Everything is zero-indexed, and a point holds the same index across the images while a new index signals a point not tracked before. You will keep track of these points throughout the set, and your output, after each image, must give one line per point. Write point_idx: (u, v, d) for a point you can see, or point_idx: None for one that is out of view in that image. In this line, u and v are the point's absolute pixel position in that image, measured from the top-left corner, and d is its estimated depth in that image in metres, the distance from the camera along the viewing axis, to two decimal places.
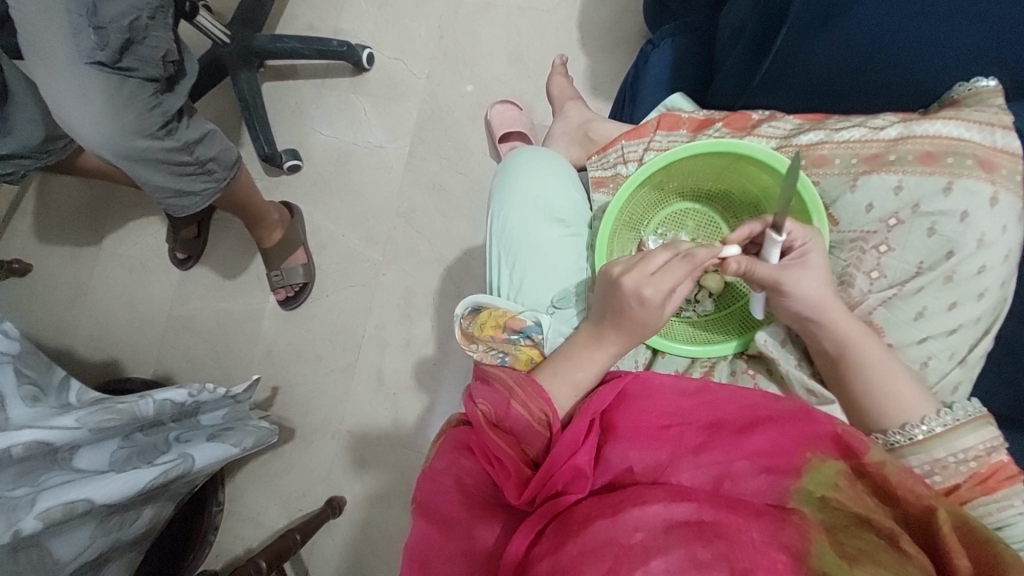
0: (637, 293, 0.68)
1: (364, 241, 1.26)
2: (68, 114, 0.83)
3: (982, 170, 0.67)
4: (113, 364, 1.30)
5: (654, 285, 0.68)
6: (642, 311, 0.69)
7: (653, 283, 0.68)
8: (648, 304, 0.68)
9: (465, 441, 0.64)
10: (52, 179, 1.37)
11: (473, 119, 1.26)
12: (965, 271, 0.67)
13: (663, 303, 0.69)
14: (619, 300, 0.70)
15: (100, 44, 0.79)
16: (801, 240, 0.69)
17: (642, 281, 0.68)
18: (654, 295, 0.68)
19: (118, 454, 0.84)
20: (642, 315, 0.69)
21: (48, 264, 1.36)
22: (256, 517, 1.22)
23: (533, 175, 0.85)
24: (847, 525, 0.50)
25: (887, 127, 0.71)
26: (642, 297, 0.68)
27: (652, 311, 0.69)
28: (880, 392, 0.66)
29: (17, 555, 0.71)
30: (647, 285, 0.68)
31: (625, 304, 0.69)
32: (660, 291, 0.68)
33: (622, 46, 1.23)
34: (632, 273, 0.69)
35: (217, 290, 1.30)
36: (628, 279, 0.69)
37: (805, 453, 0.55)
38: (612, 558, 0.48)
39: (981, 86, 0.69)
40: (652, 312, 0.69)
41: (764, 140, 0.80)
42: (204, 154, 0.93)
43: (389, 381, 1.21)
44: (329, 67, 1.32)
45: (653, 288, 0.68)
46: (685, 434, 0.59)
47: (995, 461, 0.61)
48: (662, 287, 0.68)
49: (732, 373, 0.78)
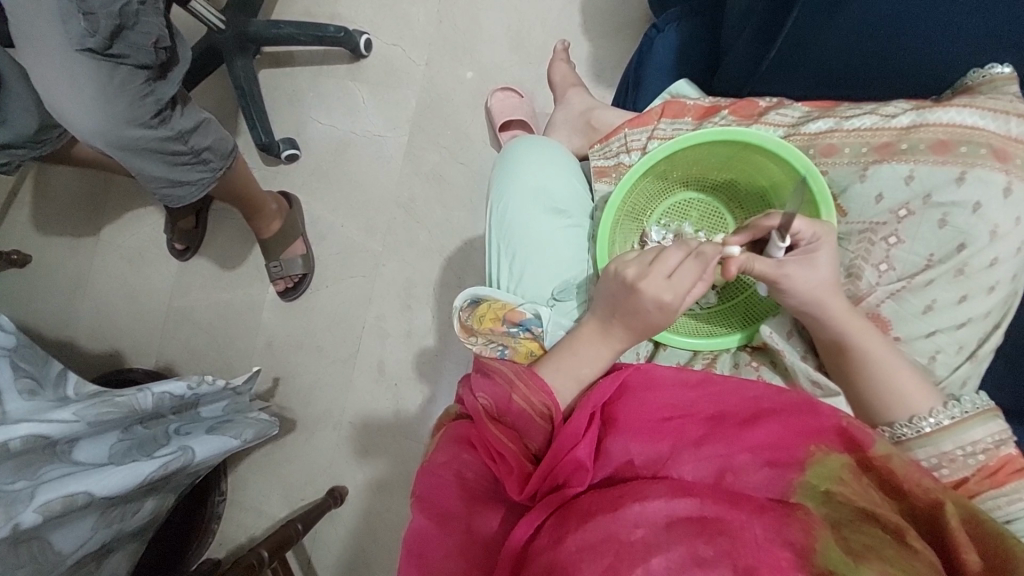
0: (656, 299, 0.67)
1: (363, 231, 1.25)
2: (60, 102, 0.82)
3: (995, 160, 0.65)
4: (115, 355, 1.30)
5: (672, 290, 0.67)
6: (658, 315, 0.68)
7: (673, 288, 0.67)
8: (666, 310, 0.67)
9: (465, 435, 0.63)
10: (49, 169, 1.36)
11: (473, 107, 1.24)
12: (977, 264, 0.65)
13: (678, 305, 0.68)
14: (635, 305, 0.68)
15: (90, 30, 0.77)
16: (809, 237, 0.67)
17: (662, 287, 0.67)
18: (672, 301, 0.67)
19: (118, 447, 0.84)
20: (657, 318, 0.68)
21: (47, 255, 1.35)
22: (258, 507, 1.22)
23: (533, 165, 0.83)
24: (851, 520, 0.49)
25: (899, 115, 0.69)
26: (661, 303, 0.67)
27: (668, 315, 0.68)
28: (887, 386, 0.65)
29: (18, 549, 0.70)
30: (666, 291, 0.67)
31: (641, 309, 0.68)
32: (677, 295, 0.67)
33: (625, 32, 1.20)
34: (650, 279, 0.67)
35: (217, 281, 1.29)
36: (647, 285, 0.67)
37: (808, 446, 0.54)
38: (611, 555, 0.47)
39: (995, 73, 0.67)
40: (667, 315, 0.68)
41: (771, 128, 0.78)
42: (199, 143, 0.92)
43: (390, 372, 1.20)
44: (327, 54, 1.30)
45: (672, 295, 0.67)
46: (686, 427, 0.57)
47: (1003, 454, 0.60)
48: (680, 291, 0.67)
49: (734, 366, 0.76)
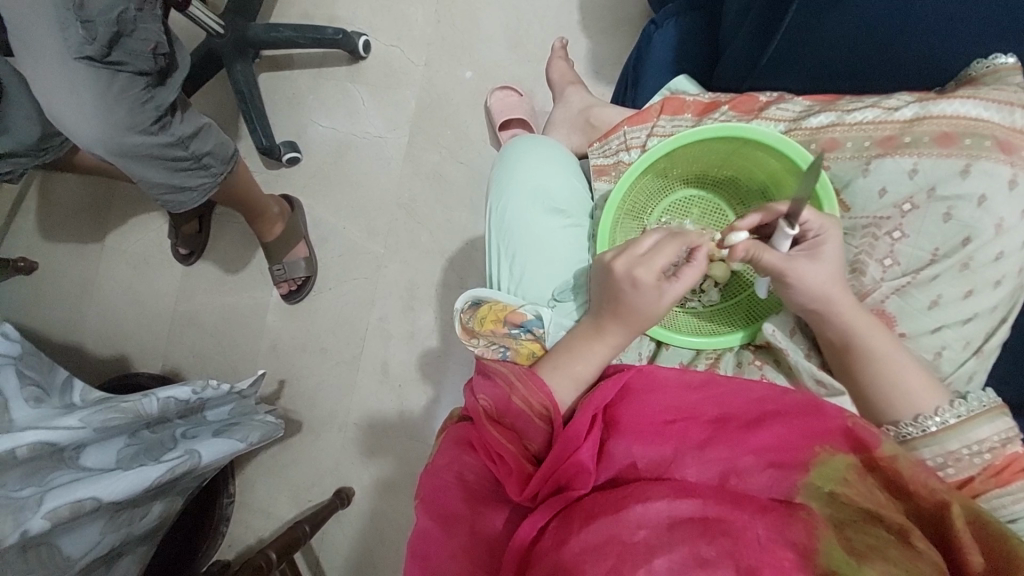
0: (629, 276, 0.67)
1: (365, 233, 1.25)
2: (60, 111, 0.82)
3: (1000, 152, 0.64)
4: (122, 360, 1.31)
5: (646, 265, 0.67)
6: (636, 294, 0.67)
7: (644, 263, 0.67)
8: (641, 287, 0.67)
9: (466, 437, 0.63)
10: (54, 177, 1.37)
11: (473, 106, 1.23)
12: (982, 258, 0.64)
13: (659, 285, 0.67)
14: (614, 286, 0.68)
15: (88, 37, 0.77)
16: (816, 230, 0.66)
17: (634, 263, 0.67)
18: (645, 276, 0.66)
19: (125, 452, 0.84)
20: (638, 300, 0.68)
21: (53, 262, 1.36)
22: (267, 508, 1.23)
23: (531, 164, 0.83)
24: (855, 521, 0.48)
25: (902, 108, 0.68)
26: (635, 280, 0.67)
27: (648, 295, 0.67)
28: (894, 384, 0.64)
29: (26, 554, 0.71)
30: (639, 267, 0.67)
31: (620, 290, 0.68)
32: (651, 271, 0.67)
33: (623, 28, 1.20)
34: (623, 257, 0.69)
35: (221, 285, 1.30)
36: (619, 263, 0.68)
37: (813, 448, 0.53)
38: (614, 556, 0.47)
39: (999, 63, 0.66)
40: (649, 295, 0.67)
41: (773, 123, 0.77)
42: (200, 148, 0.92)
43: (394, 373, 1.20)
44: (326, 56, 1.30)
45: (645, 269, 0.67)
46: (690, 430, 0.57)
47: (1010, 452, 0.59)
48: (655, 266, 0.67)
49: (738, 365, 0.76)
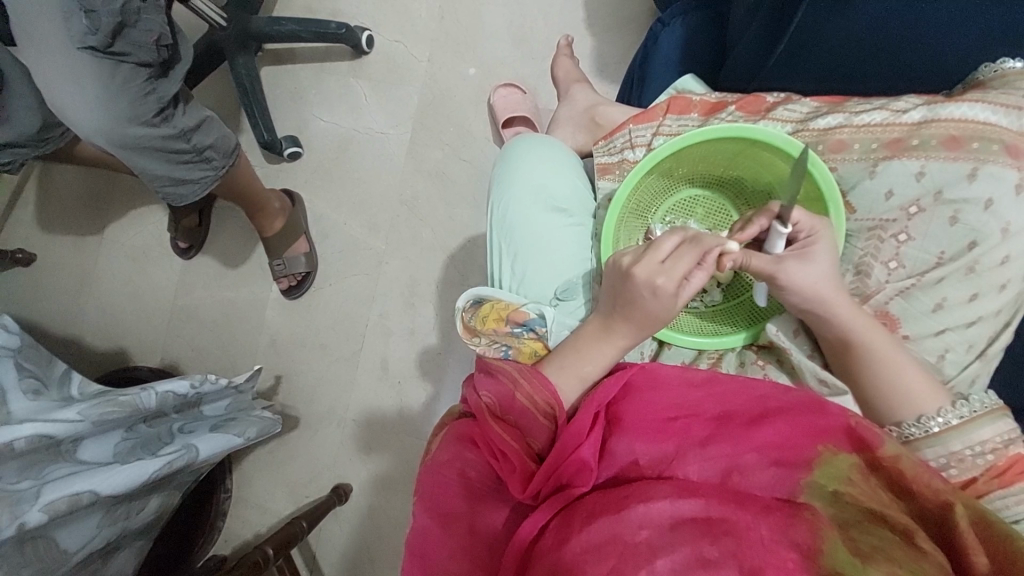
0: (649, 283, 0.66)
1: (366, 229, 1.24)
2: (61, 101, 0.81)
3: (1008, 156, 0.64)
4: (120, 354, 1.30)
5: (665, 271, 0.66)
6: (647, 294, 0.67)
7: (657, 266, 0.67)
8: (652, 290, 0.66)
9: (469, 434, 0.62)
10: (53, 168, 1.36)
11: (476, 103, 1.23)
12: (987, 262, 0.64)
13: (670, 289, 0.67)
14: (625, 287, 0.68)
15: (92, 28, 0.76)
16: (807, 231, 0.68)
17: (647, 266, 0.67)
18: (659, 279, 0.66)
19: (122, 446, 0.84)
20: (648, 299, 0.67)
21: (50, 254, 1.35)
22: (263, 503, 1.22)
23: (532, 164, 0.83)
24: (860, 521, 0.48)
25: (910, 111, 0.68)
26: (652, 285, 0.66)
27: (659, 298, 0.67)
28: (898, 385, 0.63)
29: (23, 547, 0.70)
30: (653, 270, 0.67)
31: (631, 291, 0.68)
32: (662, 273, 0.66)
33: (628, 28, 1.19)
34: (639, 261, 0.68)
35: (219, 279, 1.29)
36: (636, 267, 0.67)
37: (816, 446, 0.52)
38: (616, 556, 0.46)
39: (1007, 68, 0.67)
40: (660, 298, 0.67)
41: (779, 123, 0.77)
42: (202, 141, 0.92)
43: (393, 369, 1.20)
44: (328, 51, 1.29)
45: (656, 271, 0.66)
46: (692, 426, 0.56)
47: (1013, 454, 0.59)
48: (667, 269, 0.67)
49: (740, 365, 0.76)
